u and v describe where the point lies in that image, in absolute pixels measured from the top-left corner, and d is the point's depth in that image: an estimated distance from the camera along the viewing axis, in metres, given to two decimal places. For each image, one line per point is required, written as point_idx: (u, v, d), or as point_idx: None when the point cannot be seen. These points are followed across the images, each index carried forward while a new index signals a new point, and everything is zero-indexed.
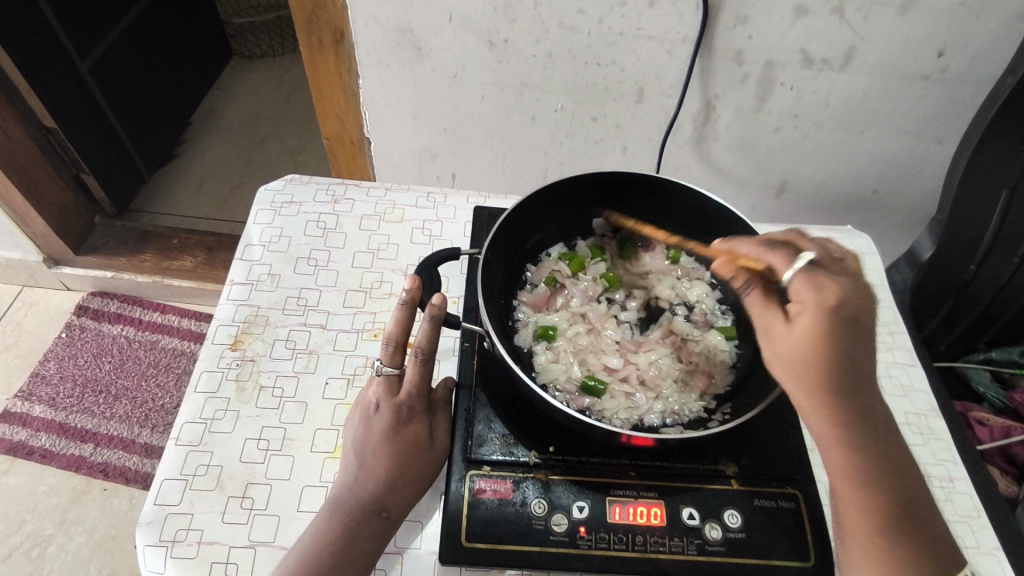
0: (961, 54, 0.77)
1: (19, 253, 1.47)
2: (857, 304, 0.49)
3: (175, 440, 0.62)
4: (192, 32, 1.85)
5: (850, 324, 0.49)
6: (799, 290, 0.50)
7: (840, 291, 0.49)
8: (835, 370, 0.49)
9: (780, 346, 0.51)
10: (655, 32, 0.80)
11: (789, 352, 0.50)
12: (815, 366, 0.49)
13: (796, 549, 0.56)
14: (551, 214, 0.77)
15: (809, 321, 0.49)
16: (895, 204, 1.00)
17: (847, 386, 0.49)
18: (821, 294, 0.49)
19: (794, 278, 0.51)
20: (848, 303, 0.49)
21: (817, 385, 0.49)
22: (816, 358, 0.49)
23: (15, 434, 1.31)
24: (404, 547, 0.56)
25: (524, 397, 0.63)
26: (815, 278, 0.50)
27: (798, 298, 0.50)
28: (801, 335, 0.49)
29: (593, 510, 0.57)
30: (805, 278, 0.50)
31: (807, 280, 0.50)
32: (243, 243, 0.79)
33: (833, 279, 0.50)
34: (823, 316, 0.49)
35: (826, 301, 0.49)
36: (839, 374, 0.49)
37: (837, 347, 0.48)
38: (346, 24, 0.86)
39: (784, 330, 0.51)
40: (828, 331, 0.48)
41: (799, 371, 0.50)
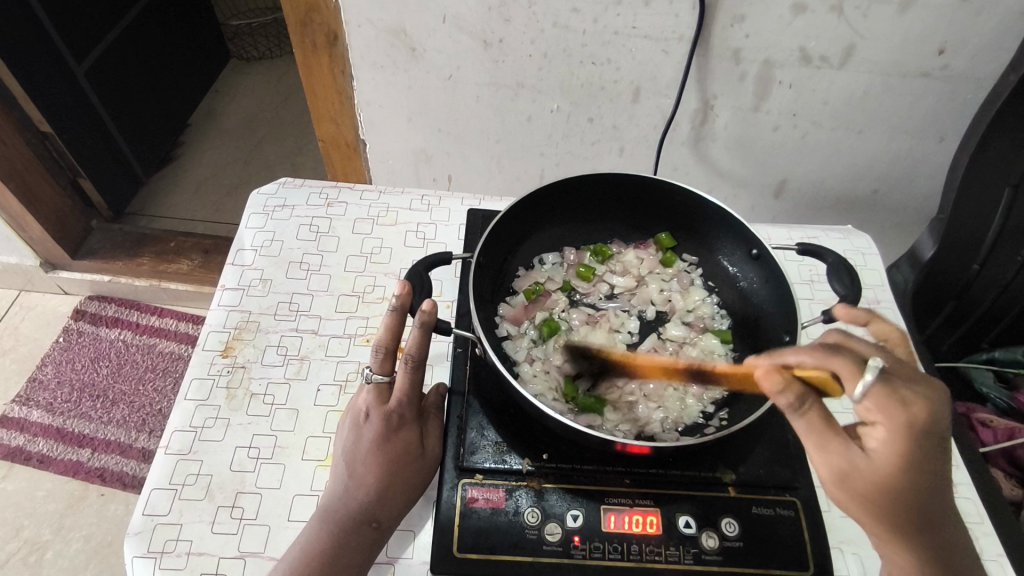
0: (962, 51, 0.76)
1: (16, 258, 1.46)
2: (940, 419, 0.43)
3: (165, 448, 0.61)
4: (189, 34, 1.84)
5: (931, 443, 0.44)
6: (876, 412, 0.44)
7: (923, 410, 0.43)
8: (911, 489, 0.46)
9: (857, 474, 0.46)
10: (651, 31, 0.79)
11: (865, 478, 0.46)
12: (888, 488, 0.46)
13: (794, 558, 0.55)
14: (545, 217, 0.76)
15: (890, 447, 0.44)
16: (896, 203, 0.99)
17: (920, 497, 0.46)
18: (904, 414, 0.43)
19: (865, 397, 0.43)
20: (932, 422, 0.43)
21: (884, 502, 0.47)
22: (896, 478, 0.45)
23: (12, 439, 1.31)
24: (395, 558, 0.55)
25: (517, 403, 0.62)
26: (895, 395, 0.43)
27: (874, 419, 0.44)
28: (882, 461, 0.45)
29: (587, 519, 0.56)
30: (880, 394, 0.43)
31: (887, 398, 0.43)
32: (235, 247, 0.79)
33: (910, 392, 0.44)
34: (903, 442, 0.43)
35: (908, 424, 0.43)
36: (914, 490, 0.46)
37: (918, 469, 0.45)
38: (340, 26, 0.85)
39: (863, 458, 0.46)
40: (908, 454, 0.44)
41: (872, 494, 0.46)
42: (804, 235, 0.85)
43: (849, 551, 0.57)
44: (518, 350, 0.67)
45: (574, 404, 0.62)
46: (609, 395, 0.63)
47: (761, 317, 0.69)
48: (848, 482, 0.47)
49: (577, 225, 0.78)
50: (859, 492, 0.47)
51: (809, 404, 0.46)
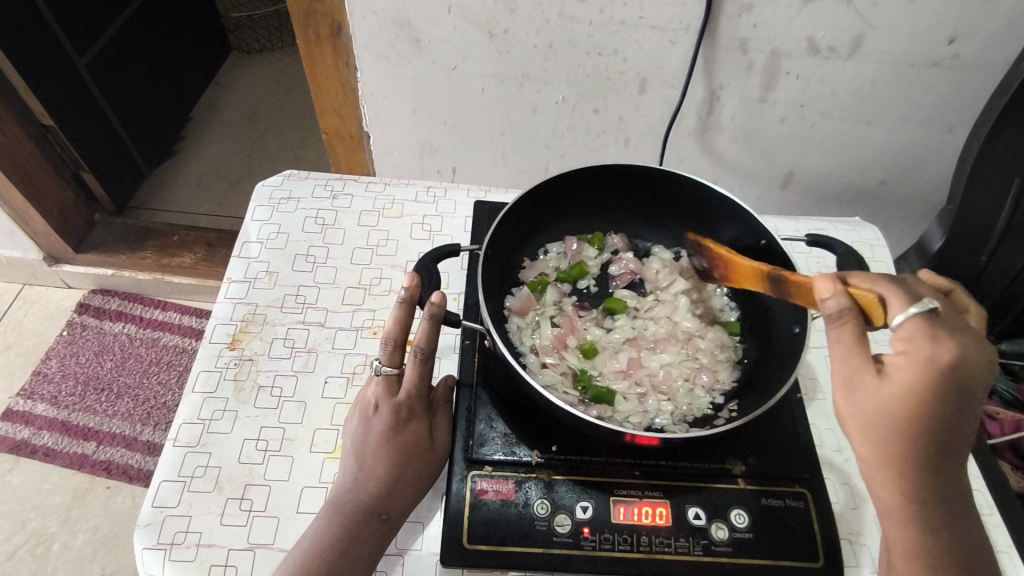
0: (972, 40, 0.75)
1: (19, 252, 1.46)
2: (973, 368, 0.44)
3: (173, 441, 0.61)
4: (190, 26, 1.83)
5: (955, 391, 0.44)
6: (907, 339, 0.45)
7: (956, 351, 0.44)
8: (920, 430, 0.45)
9: (866, 394, 0.46)
10: (658, 21, 0.79)
11: (872, 402, 0.45)
12: (902, 422, 0.45)
13: (805, 550, 0.55)
14: (551, 209, 0.76)
15: (908, 374, 0.44)
16: (903, 194, 0.98)
17: (935, 445, 0.46)
18: (933, 349, 0.44)
19: (905, 323, 0.45)
20: (965, 366, 0.44)
21: (896, 440, 0.45)
22: (910, 416, 0.45)
23: (17, 433, 1.31)
24: (405, 549, 0.55)
25: (526, 395, 0.62)
26: (934, 328, 0.44)
27: (905, 345, 0.45)
28: (895, 390, 0.45)
29: (597, 510, 0.56)
30: (920, 325, 0.45)
31: (924, 328, 0.44)
32: (240, 240, 0.78)
33: (951, 336, 0.44)
34: (927, 372, 0.44)
35: (935, 358, 0.44)
36: (927, 434, 0.45)
37: (934, 407, 0.44)
38: (343, 16, 0.85)
39: (876, 380, 0.45)
40: (927, 389, 0.44)
41: (880, 424, 0.46)
42: (811, 227, 0.84)
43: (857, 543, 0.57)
44: (529, 340, 0.66)
45: (582, 395, 0.62)
46: (615, 387, 0.63)
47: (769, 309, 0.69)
48: (857, 406, 0.46)
49: (584, 217, 0.78)
50: (865, 417, 0.46)
51: (849, 312, 0.46)
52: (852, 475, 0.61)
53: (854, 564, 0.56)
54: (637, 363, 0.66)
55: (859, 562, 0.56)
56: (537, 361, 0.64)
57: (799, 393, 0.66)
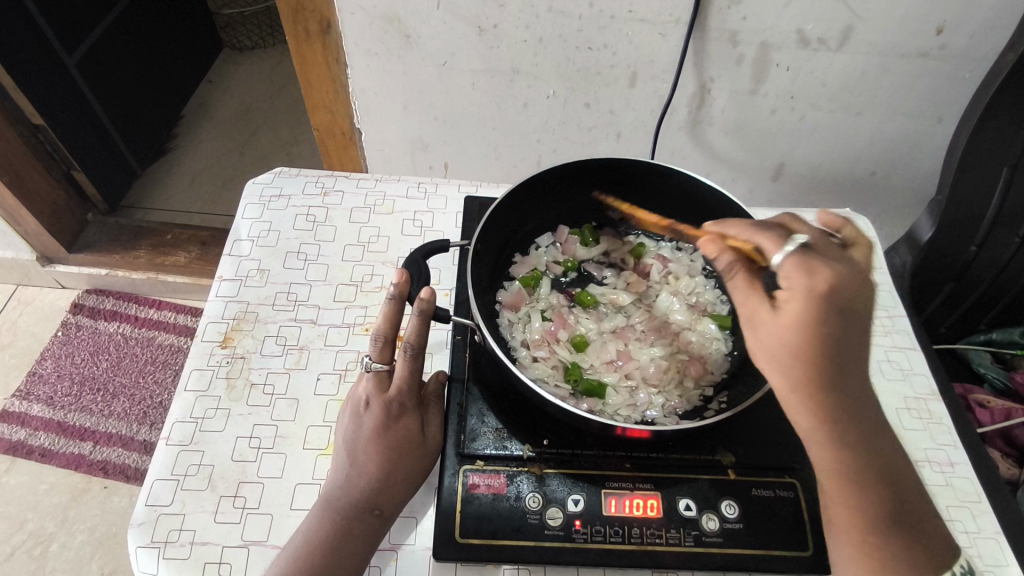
0: (960, 31, 0.75)
1: (12, 252, 1.45)
2: (851, 291, 0.44)
3: (166, 439, 0.61)
4: (181, 24, 1.82)
5: (844, 314, 0.44)
6: (789, 275, 0.45)
7: (831, 278, 0.44)
8: (824, 362, 0.45)
9: (765, 330, 0.47)
10: (647, 15, 0.79)
11: (774, 337, 0.46)
12: (806, 356, 0.45)
13: (794, 540, 0.56)
14: (541, 204, 0.76)
15: (795, 304, 0.45)
16: (894, 185, 0.99)
17: (839, 373, 0.46)
18: (813, 279, 0.44)
19: (785, 261, 0.46)
20: (842, 290, 0.44)
21: (808, 375, 0.46)
22: (802, 343, 0.45)
23: (13, 433, 1.31)
24: (398, 544, 0.56)
25: (517, 389, 0.62)
26: (807, 262, 0.45)
27: (786, 282, 0.45)
28: (786, 322, 0.45)
29: (589, 503, 0.56)
30: (797, 260, 0.45)
31: (799, 263, 0.45)
32: (231, 238, 0.78)
33: (825, 264, 0.45)
34: (811, 302, 0.44)
35: (816, 288, 0.44)
36: (830, 365, 0.45)
37: (826, 336, 0.44)
38: (332, 13, 0.84)
39: (770, 315, 0.46)
40: (817, 317, 0.44)
41: (783, 354, 0.46)
42: None
43: None
44: (518, 331, 0.67)
45: (574, 387, 0.62)
46: (604, 377, 0.64)
47: None
48: (763, 343, 0.47)
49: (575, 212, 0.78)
50: (771, 354, 0.47)
51: (736, 263, 0.49)
52: None
53: None
54: (630, 357, 0.66)
55: None
56: (525, 355, 0.64)
57: None
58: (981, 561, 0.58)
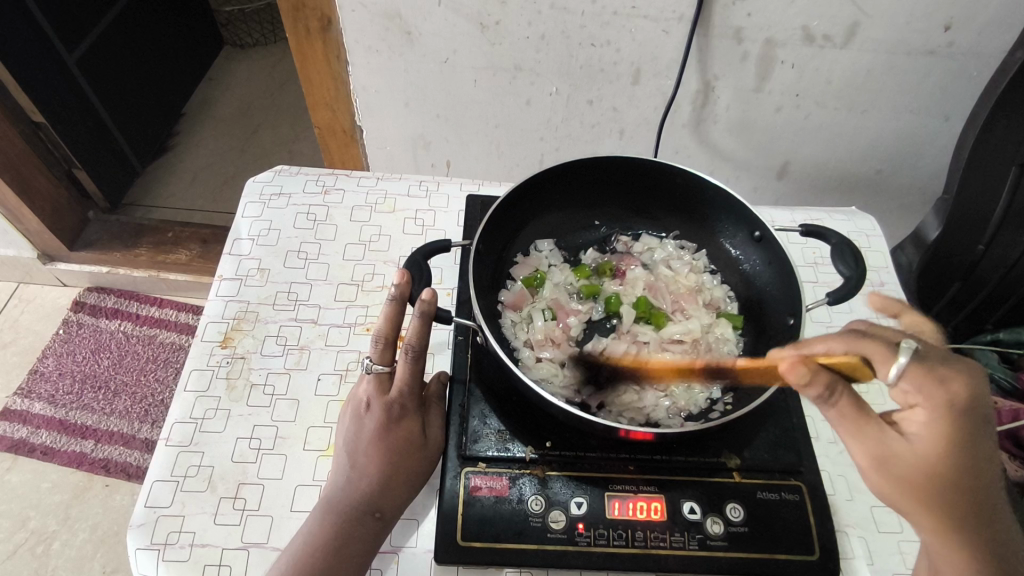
0: (969, 28, 0.74)
1: (13, 250, 1.45)
2: (985, 399, 0.43)
3: (165, 440, 0.61)
4: (181, 21, 1.81)
5: (980, 423, 0.43)
6: (914, 391, 0.44)
7: (967, 387, 0.43)
8: (962, 481, 0.44)
9: (897, 461, 0.45)
10: (651, 11, 0.78)
11: (907, 469, 0.44)
12: (942, 480, 0.44)
13: (800, 543, 0.55)
14: (544, 202, 0.75)
15: (930, 425, 0.44)
16: (900, 184, 0.98)
17: (979, 489, 0.44)
18: (945, 392, 0.43)
19: (902, 377, 0.43)
20: (976, 402, 0.43)
21: (944, 500, 0.44)
22: (946, 469, 0.44)
23: (15, 432, 1.31)
24: (399, 546, 0.55)
25: (519, 391, 0.61)
26: (931, 372, 0.43)
27: (913, 398, 0.44)
28: (923, 446, 0.44)
29: (591, 506, 0.56)
30: (917, 374, 0.43)
31: (924, 378, 0.43)
32: (231, 237, 0.78)
33: (951, 371, 0.43)
34: (946, 419, 0.43)
35: (952, 402, 0.43)
36: (965, 483, 0.44)
37: (970, 451, 0.43)
38: (332, 10, 0.84)
39: (902, 443, 0.45)
40: (954, 435, 0.43)
41: (922, 484, 0.44)
42: (807, 217, 0.83)
43: (854, 533, 0.57)
44: (522, 331, 0.67)
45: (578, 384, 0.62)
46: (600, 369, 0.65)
47: (764, 301, 0.69)
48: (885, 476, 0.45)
49: (577, 210, 0.77)
50: (906, 484, 0.45)
51: (839, 394, 0.44)
52: (846, 467, 0.61)
53: (849, 555, 0.56)
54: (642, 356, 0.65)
55: (855, 553, 0.56)
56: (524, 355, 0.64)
57: None
58: None
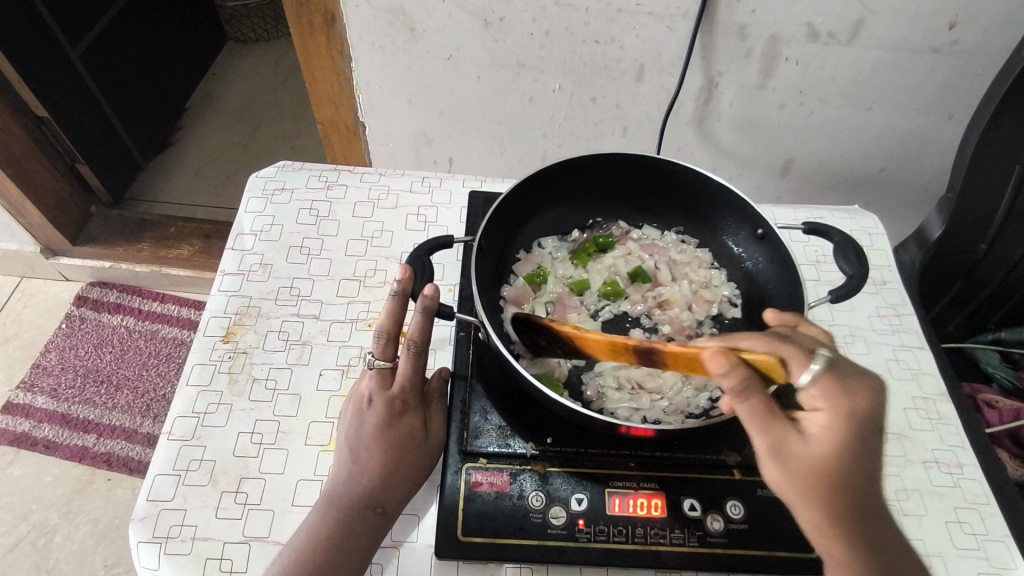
0: (973, 25, 0.74)
1: (16, 244, 1.45)
2: (879, 414, 0.45)
3: (168, 433, 0.61)
4: (185, 15, 1.81)
5: (873, 435, 0.45)
6: (822, 398, 0.46)
7: (867, 403, 0.45)
8: (848, 482, 0.45)
9: (795, 459, 0.45)
10: (656, 8, 0.77)
11: (802, 467, 0.45)
12: (828, 480, 0.45)
13: (801, 541, 0.55)
14: (546, 199, 0.75)
15: (827, 430, 0.45)
16: (903, 182, 0.98)
17: (865, 492, 0.46)
18: (848, 401, 0.45)
19: (814, 382, 0.46)
20: (872, 414, 0.45)
21: (830, 500, 0.45)
22: (832, 470, 0.45)
23: (18, 425, 1.31)
24: (400, 541, 0.55)
25: (521, 387, 0.61)
26: (839, 381, 0.45)
27: (815, 404, 0.46)
28: (820, 448, 0.45)
29: (592, 502, 0.56)
30: (828, 381, 0.45)
31: (831, 384, 0.45)
32: (234, 233, 0.78)
33: (855, 383, 0.46)
34: (844, 426, 0.44)
35: (852, 409, 0.45)
36: (852, 486, 0.45)
37: (857, 461, 0.45)
38: (336, 5, 0.83)
39: (802, 443, 0.45)
40: (847, 440, 0.45)
41: (812, 483, 0.45)
42: (809, 215, 0.83)
43: None
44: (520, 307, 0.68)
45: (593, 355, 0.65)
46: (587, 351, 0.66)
47: (766, 298, 0.69)
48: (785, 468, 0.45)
49: (578, 207, 0.77)
50: (799, 479, 0.45)
51: (754, 385, 0.44)
52: None
53: None
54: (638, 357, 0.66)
55: None
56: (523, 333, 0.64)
57: None
58: (985, 563, 0.57)
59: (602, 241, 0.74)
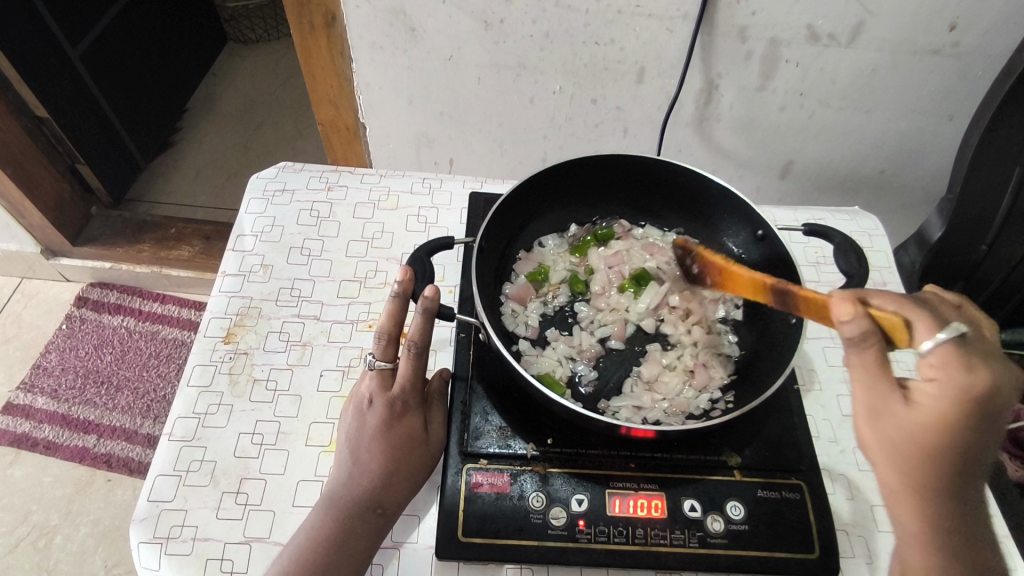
0: (973, 27, 0.74)
1: (16, 245, 1.45)
2: (1003, 397, 0.43)
3: (168, 434, 0.61)
4: (186, 16, 1.82)
5: (988, 416, 0.43)
6: (938, 366, 0.43)
7: (990, 380, 0.42)
8: (939, 457, 0.44)
9: (889, 419, 0.44)
10: (656, 9, 0.77)
11: (899, 432, 0.44)
12: (924, 449, 0.44)
13: (801, 542, 0.55)
14: (547, 200, 0.75)
15: (938, 403, 0.43)
16: (903, 184, 0.98)
17: (964, 468, 0.45)
18: (967, 378, 0.42)
19: (934, 350, 0.43)
20: (994, 396, 0.42)
21: (922, 469, 0.45)
22: (933, 441, 0.43)
23: (18, 426, 1.31)
24: (400, 542, 0.55)
25: (521, 387, 0.61)
26: (965, 357, 0.43)
27: (931, 375, 0.44)
28: (924, 417, 0.43)
29: (592, 503, 0.56)
30: (948, 353, 0.43)
31: (954, 356, 0.43)
32: (235, 234, 0.78)
33: (982, 363, 0.43)
34: (957, 402, 0.42)
35: (967, 387, 0.42)
36: (948, 460, 0.44)
37: (961, 438, 0.43)
38: (337, 6, 0.84)
39: (907, 409, 0.44)
40: (955, 416, 0.43)
41: (904, 448, 0.44)
42: (809, 216, 0.83)
43: (854, 533, 0.57)
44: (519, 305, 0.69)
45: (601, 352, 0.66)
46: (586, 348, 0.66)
47: (766, 299, 0.69)
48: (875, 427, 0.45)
49: (579, 209, 0.77)
50: (893, 444, 0.45)
51: (872, 341, 0.43)
52: (848, 466, 0.62)
53: (850, 554, 0.56)
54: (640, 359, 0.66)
55: (855, 552, 0.56)
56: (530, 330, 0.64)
57: (796, 384, 0.66)
58: None
59: (602, 233, 0.75)
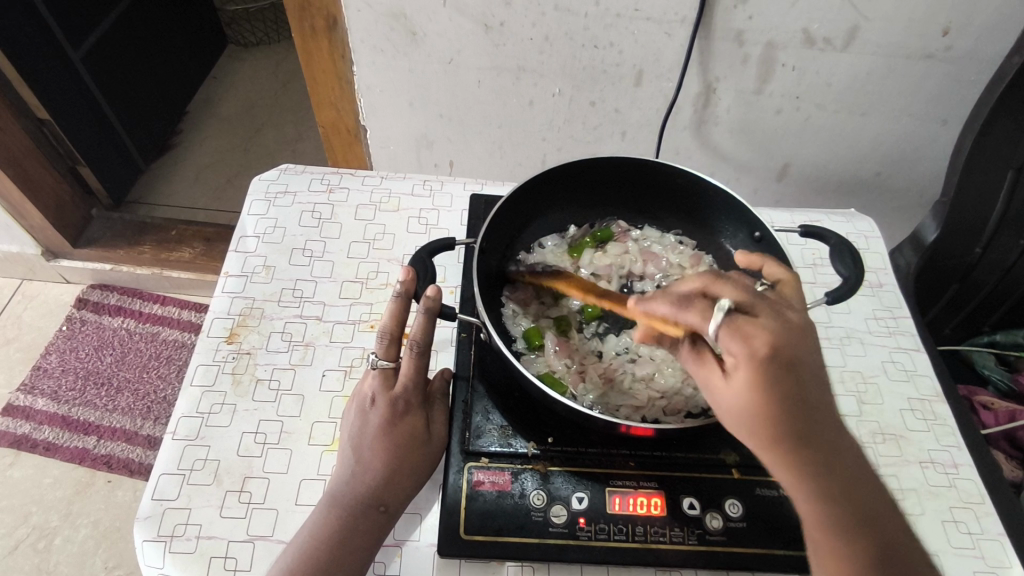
0: (967, 31, 0.75)
1: (17, 247, 1.46)
2: (788, 348, 0.43)
3: (172, 434, 0.61)
4: (186, 20, 1.82)
5: (790, 367, 0.43)
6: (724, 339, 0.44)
7: (770, 338, 0.43)
8: (772, 421, 0.44)
9: (719, 394, 0.46)
10: (654, 13, 0.78)
11: (728, 402, 0.45)
12: (755, 416, 0.44)
13: (799, 539, 0.56)
14: (547, 201, 0.76)
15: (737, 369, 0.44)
16: (899, 186, 0.99)
17: (795, 429, 0.44)
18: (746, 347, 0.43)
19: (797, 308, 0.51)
20: (780, 349, 0.43)
21: (766, 434, 0.44)
22: (747, 406, 0.44)
23: (18, 427, 1.32)
24: (403, 540, 0.56)
25: (522, 387, 0.62)
26: (743, 322, 0.43)
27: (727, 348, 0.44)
28: (736, 383, 0.44)
29: (592, 501, 0.57)
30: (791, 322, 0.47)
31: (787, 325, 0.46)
32: (237, 234, 0.78)
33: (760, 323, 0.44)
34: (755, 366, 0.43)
35: (753, 351, 0.43)
36: (778, 422, 0.44)
37: (779, 400, 0.43)
38: (338, 10, 0.84)
39: (721, 379, 0.45)
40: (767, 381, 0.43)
41: (745, 417, 0.44)
42: (806, 218, 0.84)
43: None
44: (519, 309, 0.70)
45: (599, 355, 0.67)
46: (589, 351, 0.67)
47: None
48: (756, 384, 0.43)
49: (578, 211, 0.78)
50: (733, 415, 0.45)
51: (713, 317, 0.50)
52: None
53: None
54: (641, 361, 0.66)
55: None
56: (536, 333, 0.65)
57: None
58: (982, 563, 0.57)
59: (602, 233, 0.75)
